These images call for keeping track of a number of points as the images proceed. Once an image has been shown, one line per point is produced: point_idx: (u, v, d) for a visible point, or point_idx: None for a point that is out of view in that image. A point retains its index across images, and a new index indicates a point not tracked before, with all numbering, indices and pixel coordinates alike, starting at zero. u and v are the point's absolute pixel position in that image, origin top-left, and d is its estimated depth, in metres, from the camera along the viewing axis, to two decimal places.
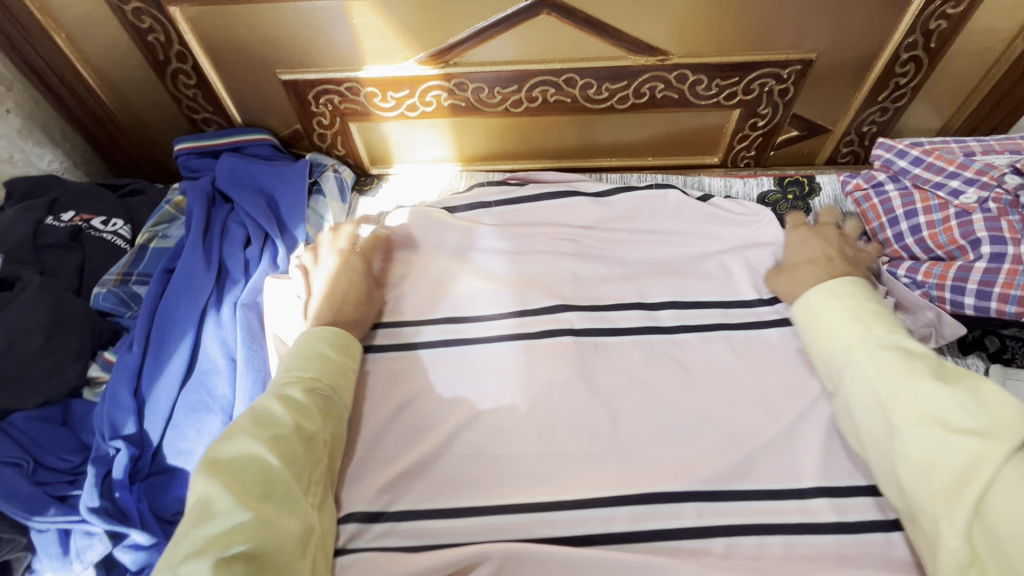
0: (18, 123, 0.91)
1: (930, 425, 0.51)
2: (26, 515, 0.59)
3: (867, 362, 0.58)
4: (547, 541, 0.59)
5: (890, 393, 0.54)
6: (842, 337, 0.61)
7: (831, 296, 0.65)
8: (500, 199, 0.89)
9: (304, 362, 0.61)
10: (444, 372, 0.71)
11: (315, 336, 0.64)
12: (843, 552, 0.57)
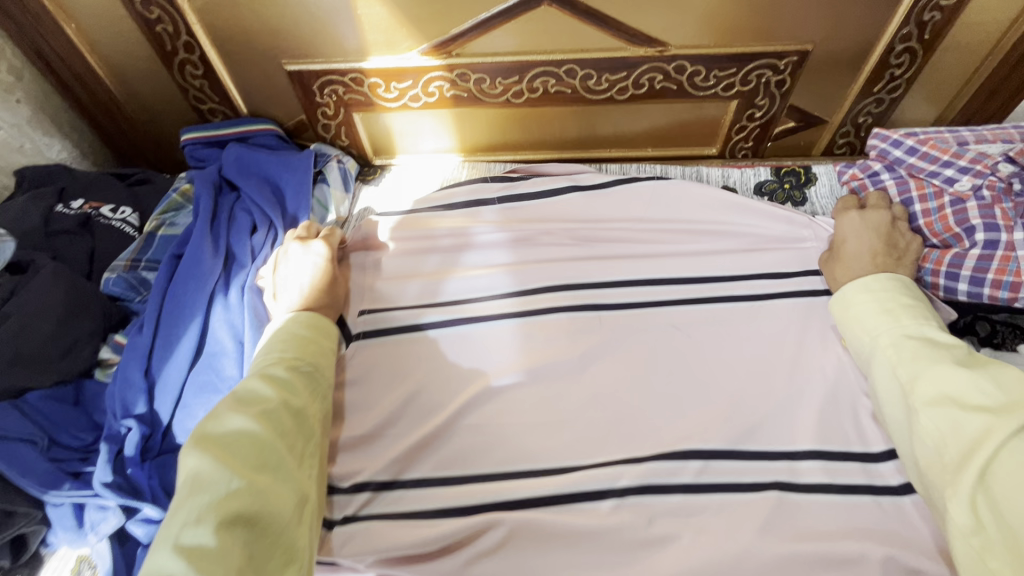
0: (28, 112, 0.92)
1: (947, 405, 0.53)
2: (41, 489, 0.61)
3: (893, 350, 0.60)
4: (541, 507, 0.62)
5: (912, 377, 0.57)
6: (871, 327, 0.64)
7: (862, 288, 0.67)
8: (501, 193, 0.91)
9: (282, 343, 0.62)
10: (444, 353, 0.75)
11: (288, 319, 0.66)
12: (828, 528, 0.60)
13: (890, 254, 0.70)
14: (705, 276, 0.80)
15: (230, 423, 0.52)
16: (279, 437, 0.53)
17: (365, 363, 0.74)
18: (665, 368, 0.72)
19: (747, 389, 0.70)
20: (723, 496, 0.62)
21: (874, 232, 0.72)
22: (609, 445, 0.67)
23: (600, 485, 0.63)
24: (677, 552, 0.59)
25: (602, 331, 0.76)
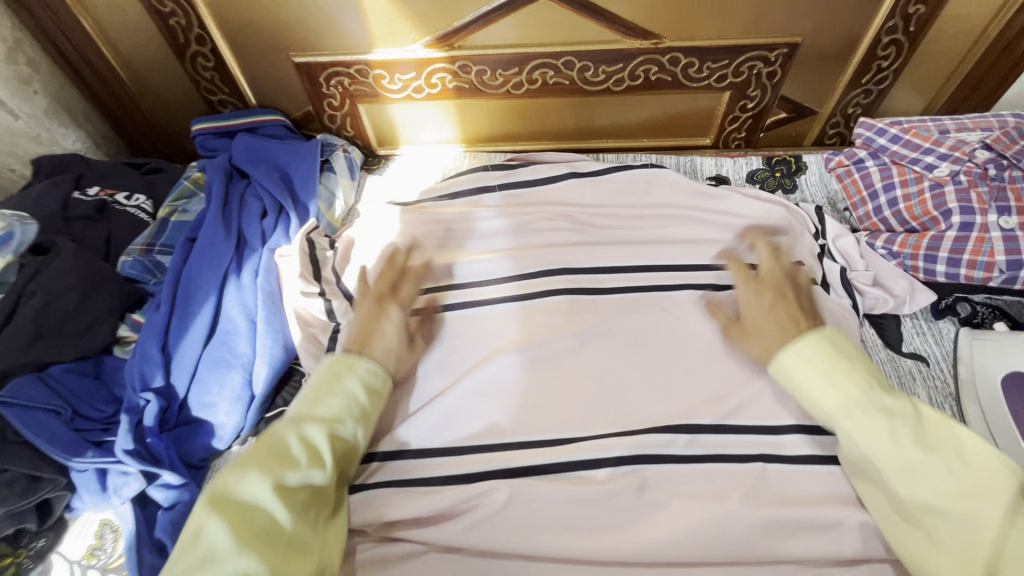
0: (45, 104, 0.96)
1: (929, 484, 0.51)
2: (65, 456, 0.64)
3: (856, 426, 0.55)
4: (538, 478, 0.66)
5: (887, 457, 0.53)
6: (821, 400, 0.58)
7: (800, 355, 0.61)
8: (502, 182, 0.94)
9: (333, 398, 0.58)
10: (448, 337, 0.78)
11: (352, 367, 0.62)
12: (806, 493, 0.64)
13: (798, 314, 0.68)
14: (697, 259, 0.83)
15: (248, 490, 0.50)
16: (298, 513, 0.51)
17: None
18: (657, 347, 0.76)
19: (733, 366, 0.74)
20: (711, 463, 0.66)
21: (778, 299, 0.69)
22: (604, 419, 0.70)
23: (597, 458, 0.67)
24: (665, 515, 0.62)
25: (598, 313, 0.79)
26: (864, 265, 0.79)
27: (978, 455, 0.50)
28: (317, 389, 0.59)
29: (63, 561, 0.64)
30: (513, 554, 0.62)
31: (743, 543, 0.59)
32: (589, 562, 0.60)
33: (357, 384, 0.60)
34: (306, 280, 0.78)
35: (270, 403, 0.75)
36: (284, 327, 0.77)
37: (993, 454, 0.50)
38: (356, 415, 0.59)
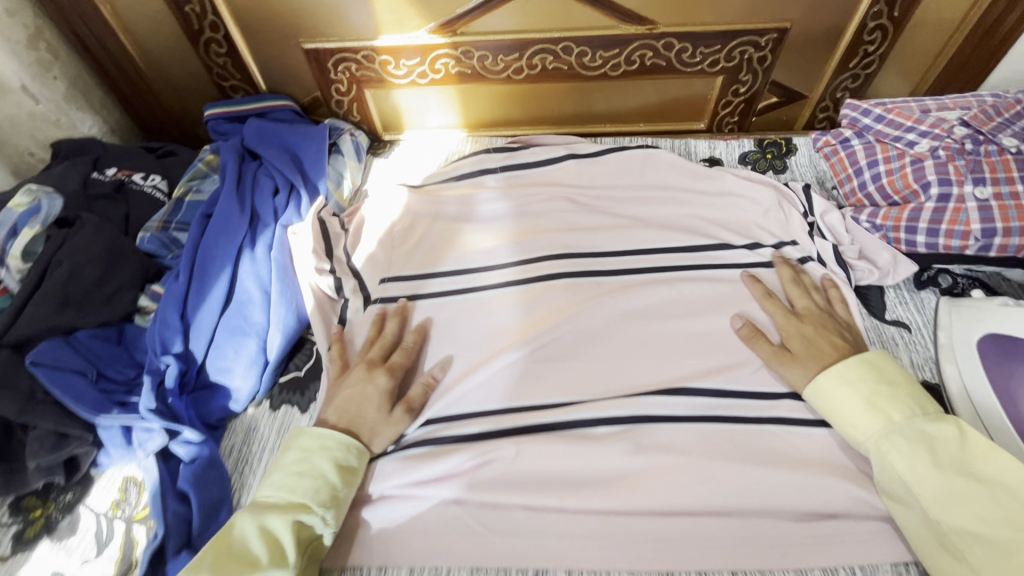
0: (64, 89, 0.99)
1: (967, 504, 0.56)
2: (92, 413, 0.68)
3: (895, 449, 0.60)
4: (538, 436, 0.70)
5: (926, 478, 0.58)
6: (862, 427, 0.63)
7: (839, 381, 0.66)
8: (503, 164, 0.98)
9: (302, 482, 0.62)
10: (453, 316, 0.81)
11: (319, 445, 0.65)
12: (790, 452, 0.68)
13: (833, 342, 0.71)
14: (690, 235, 0.87)
15: None
16: None
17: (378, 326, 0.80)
18: (654, 318, 0.79)
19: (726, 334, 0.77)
20: (704, 423, 0.69)
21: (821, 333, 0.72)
22: (602, 384, 0.74)
23: (592, 417, 0.71)
24: (659, 469, 0.66)
25: (599, 290, 0.82)
26: (849, 239, 0.83)
27: (1011, 473, 0.56)
28: (287, 474, 0.63)
29: (91, 513, 0.69)
30: (515, 505, 0.66)
31: (727, 490, 0.64)
32: (586, 509, 0.64)
33: (326, 464, 0.63)
34: (319, 257, 0.83)
35: (283, 368, 0.79)
36: (297, 298, 0.81)
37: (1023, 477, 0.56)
38: (324, 498, 0.61)
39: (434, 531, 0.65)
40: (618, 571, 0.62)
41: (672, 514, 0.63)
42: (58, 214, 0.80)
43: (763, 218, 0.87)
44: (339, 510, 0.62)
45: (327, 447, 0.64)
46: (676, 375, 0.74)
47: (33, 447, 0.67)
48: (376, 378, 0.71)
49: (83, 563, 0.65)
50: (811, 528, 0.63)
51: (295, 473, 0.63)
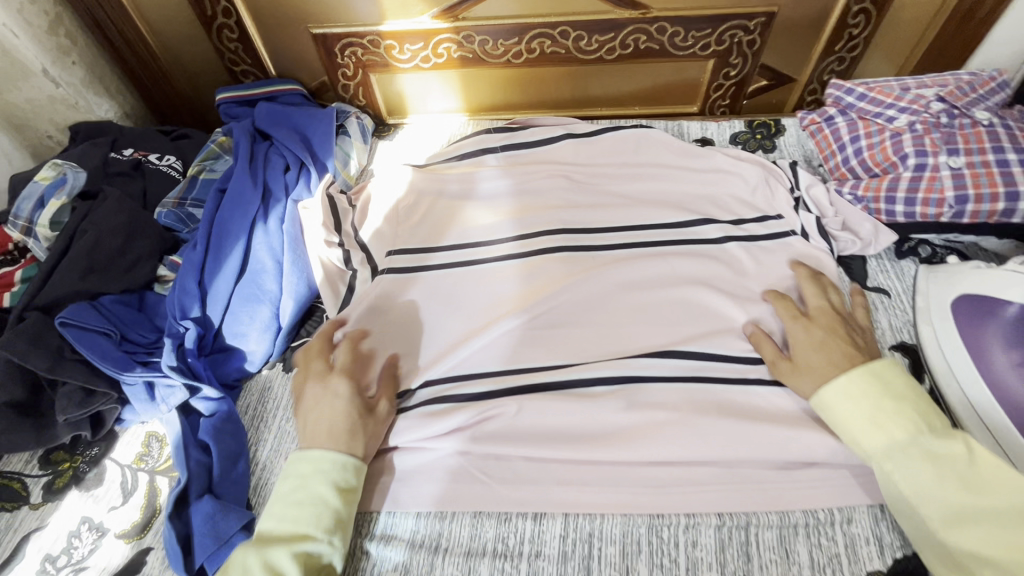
0: (81, 74, 1.03)
1: (972, 527, 0.53)
2: (116, 371, 0.72)
3: (899, 468, 0.59)
4: (536, 392, 0.73)
5: (927, 499, 0.56)
6: (866, 442, 0.61)
7: (840, 395, 0.64)
8: (504, 144, 1.02)
9: (305, 509, 0.60)
10: (454, 288, 0.85)
11: (316, 466, 0.63)
12: (776, 407, 0.71)
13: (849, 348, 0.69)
14: (681, 210, 0.91)
15: None
16: None
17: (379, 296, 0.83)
18: (647, 286, 0.83)
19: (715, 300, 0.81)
20: (693, 379, 0.73)
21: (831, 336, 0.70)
22: (598, 345, 0.78)
23: (590, 376, 0.74)
24: (651, 421, 0.70)
25: (596, 262, 0.86)
26: (834, 211, 0.87)
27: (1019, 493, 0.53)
28: (286, 503, 0.61)
29: (116, 465, 0.73)
30: (515, 456, 0.70)
31: (716, 439, 0.67)
32: (582, 458, 0.68)
33: (326, 487, 0.62)
34: (328, 230, 0.88)
35: (296, 334, 0.84)
36: (307, 269, 0.85)
37: None
38: (328, 523, 0.60)
39: (439, 480, 0.69)
40: (612, 514, 0.66)
41: (663, 461, 0.67)
42: (83, 185, 0.87)
43: (751, 195, 0.91)
44: (345, 532, 0.62)
45: (323, 470, 0.62)
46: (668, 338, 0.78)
47: (63, 403, 0.71)
48: (338, 389, 0.68)
49: (110, 510, 0.69)
50: (793, 475, 0.67)
51: (291, 503, 0.61)
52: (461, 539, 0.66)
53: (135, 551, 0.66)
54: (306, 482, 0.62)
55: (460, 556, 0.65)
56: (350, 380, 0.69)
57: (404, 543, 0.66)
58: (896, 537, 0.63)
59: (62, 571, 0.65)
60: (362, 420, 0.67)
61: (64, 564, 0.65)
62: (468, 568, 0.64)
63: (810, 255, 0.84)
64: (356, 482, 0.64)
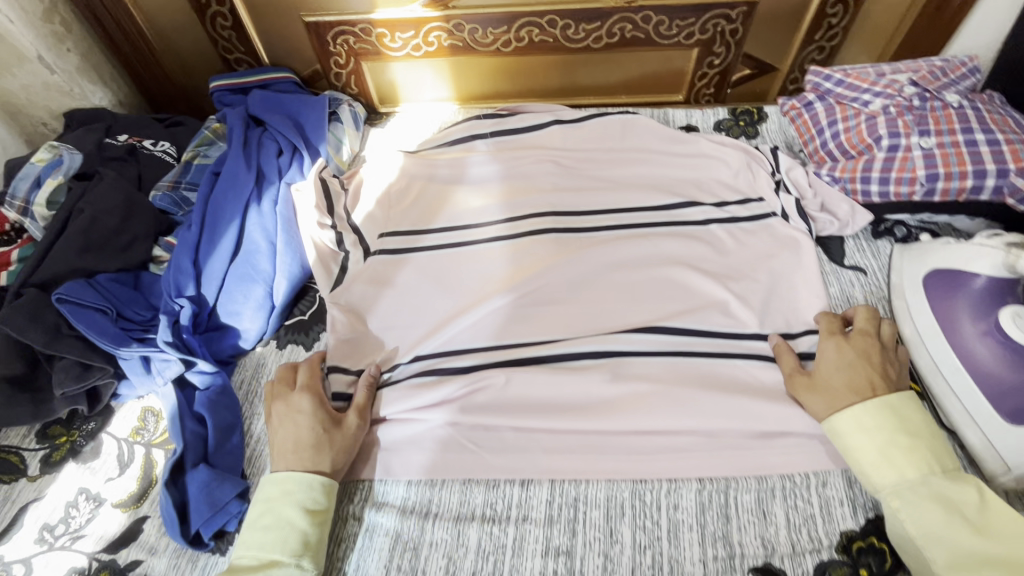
0: (76, 61, 1.05)
1: (976, 572, 0.53)
2: (114, 346, 0.74)
3: (908, 508, 0.59)
4: (523, 365, 0.75)
5: (932, 541, 0.56)
6: (876, 478, 0.61)
7: (849, 423, 0.64)
8: (493, 130, 1.04)
9: (274, 534, 0.61)
10: (442, 269, 0.86)
11: (289, 488, 0.64)
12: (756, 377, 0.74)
13: (876, 373, 0.67)
14: (666, 192, 0.93)
15: None
16: None
17: (372, 274, 0.85)
18: (633, 265, 0.85)
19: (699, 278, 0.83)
20: (677, 352, 0.75)
21: (860, 359, 0.68)
22: (586, 321, 0.79)
23: (577, 350, 0.76)
24: (635, 391, 0.72)
25: (582, 243, 0.87)
26: (813, 193, 0.90)
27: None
28: (253, 529, 0.62)
29: (112, 438, 0.75)
30: (504, 426, 0.71)
31: (697, 408, 0.70)
32: (569, 426, 0.70)
33: (295, 511, 0.62)
34: (321, 213, 0.88)
35: (289, 312, 0.86)
36: (300, 250, 0.87)
37: None
38: (295, 546, 0.60)
39: (429, 449, 0.71)
40: (597, 479, 0.68)
41: (647, 428, 0.69)
42: (78, 166, 0.90)
43: (733, 179, 0.94)
44: (315, 554, 0.62)
45: (291, 493, 0.63)
46: (653, 314, 0.79)
47: (60, 377, 0.73)
48: (301, 406, 0.69)
49: (107, 481, 0.71)
50: (773, 441, 0.69)
51: (260, 528, 0.62)
52: (451, 504, 0.68)
53: (132, 520, 0.68)
54: (276, 505, 0.63)
55: (449, 520, 0.67)
56: (313, 397, 0.70)
57: (395, 508, 0.68)
58: (869, 498, 0.66)
59: (60, 539, 0.66)
60: (330, 435, 0.67)
61: (61, 533, 0.67)
62: (457, 533, 0.66)
63: (790, 237, 0.86)
64: (327, 503, 0.64)
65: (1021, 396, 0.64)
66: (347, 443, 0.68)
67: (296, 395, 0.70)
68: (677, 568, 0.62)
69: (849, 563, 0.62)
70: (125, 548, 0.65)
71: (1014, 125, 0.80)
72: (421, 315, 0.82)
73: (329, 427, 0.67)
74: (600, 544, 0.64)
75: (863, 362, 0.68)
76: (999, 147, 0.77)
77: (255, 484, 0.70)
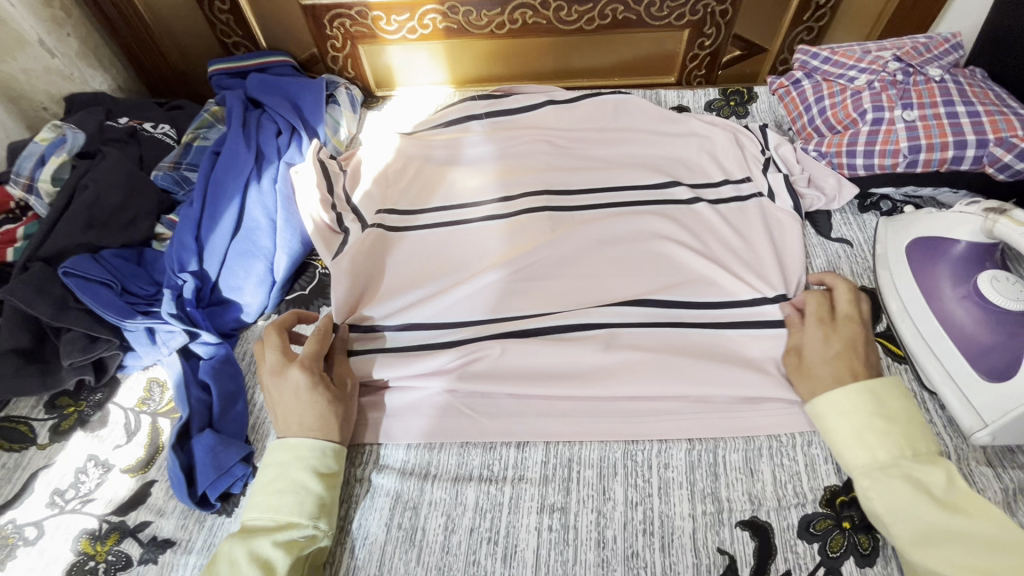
0: (76, 46, 1.06)
1: (941, 548, 0.53)
2: (119, 318, 0.76)
3: (876, 486, 0.59)
4: (518, 335, 0.76)
5: (898, 520, 0.56)
6: (847, 459, 0.62)
7: (822, 406, 0.65)
8: (487, 111, 1.06)
9: (291, 498, 0.61)
10: (439, 244, 0.87)
11: (309, 451, 0.64)
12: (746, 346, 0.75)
13: (857, 361, 0.67)
14: (658, 169, 0.95)
15: None
16: None
17: (375, 245, 0.85)
18: (625, 240, 0.86)
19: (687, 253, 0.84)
20: (669, 321, 0.77)
21: (844, 348, 0.68)
22: (579, 294, 0.80)
23: (571, 321, 0.77)
24: (627, 357, 0.73)
25: (575, 222, 0.88)
26: (802, 168, 0.93)
27: (995, 525, 0.53)
28: (268, 493, 0.62)
29: (119, 408, 0.77)
30: (500, 393, 0.73)
31: (687, 373, 0.72)
32: (562, 391, 0.71)
33: (306, 474, 0.63)
34: (322, 192, 0.90)
35: (290, 287, 0.88)
36: (300, 226, 0.89)
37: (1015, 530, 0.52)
38: (312, 510, 0.61)
39: (428, 415, 0.73)
40: (589, 441, 0.71)
41: (639, 393, 0.71)
42: (81, 145, 0.92)
43: (723, 156, 0.95)
44: (330, 516, 0.63)
45: (302, 457, 0.63)
46: (644, 288, 0.81)
47: (67, 348, 0.75)
48: (303, 382, 0.66)
49: (115, 448, 0.73)
50: (760, 404, 0.71)
51: (276, 492, 0.62)
52: (449, 466, 0.70)
53: (141, 483, 0.70)
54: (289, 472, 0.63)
55: (448, 481, 0.69)
56: (312, 369, 0.67)
57: (395, 471, 0.70)
58: None
59: (71, 502, 0.68)
60: (336, 406, 0.67)
61: (72, 497, 0.69)
62: (456, 492, 0.68)
63: (780, 220, 0.86)
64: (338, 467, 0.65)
65: (996, 356, 0.67)
66: (349, 409, 0.69)
67: (295, 372, 0.67)
68: (668, 523, 0.64)
69: (833, 516, 0.64)
70: (134, 511, 0.67)
71: (995, 99, 0.82)
72: (414, 284, 0.83)
73: (332, 399, 0.67)
74: (593, 501, 0.66)
75: (846, 351, 0.68)
76: (978, 119, 0.80)
77: (260, 448, 0.72)
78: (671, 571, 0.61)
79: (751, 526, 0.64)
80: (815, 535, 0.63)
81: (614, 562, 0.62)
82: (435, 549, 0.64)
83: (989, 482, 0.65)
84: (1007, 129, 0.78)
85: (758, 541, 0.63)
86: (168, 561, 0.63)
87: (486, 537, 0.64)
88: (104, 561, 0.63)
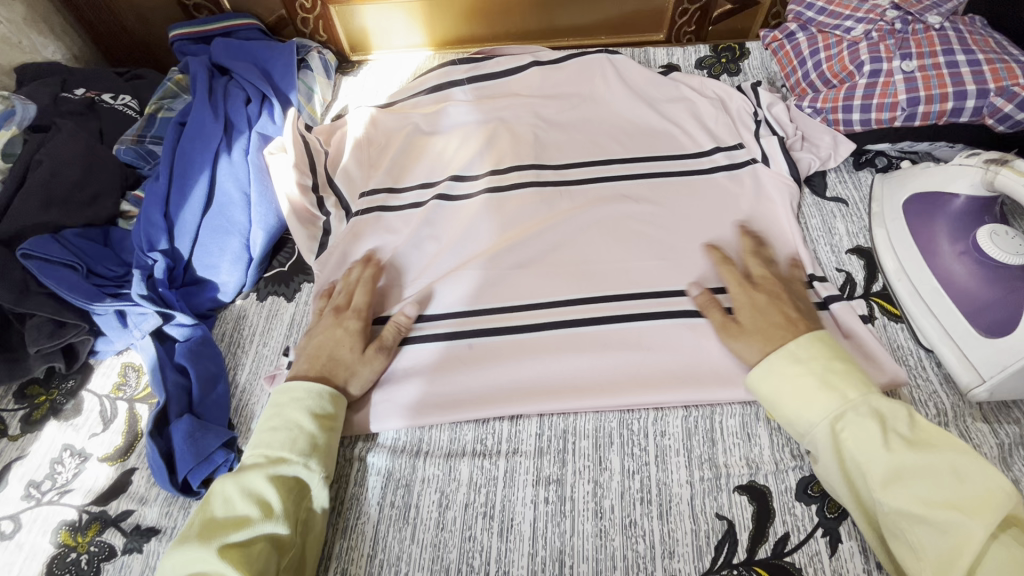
0: (22, 11, 0.99)
1: (909, 482, 0.51)
2: (86, 301, 0.72)
3: (846, 426, 0.55)
4: (503, 326, 0.73)
5: (869, 457, 0.53)
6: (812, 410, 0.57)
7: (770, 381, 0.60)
8: (469, 76, 1.01)
9: (276, 433, 0.61)
10: (424, 225, 0.82)
11: (308, 391, 0.64)
12: None
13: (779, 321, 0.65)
14: (648, 134, 0.91)
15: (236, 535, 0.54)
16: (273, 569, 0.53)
17: (357, 235, 0.81)
18: (618, 217, 0.81)
19: (678, 224, 0.80)
20: (659, 297, 0.73)
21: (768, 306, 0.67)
22: (570, 279, 0.76)
23: (563, 306, 0.74)
24: (617, 329, 0.72)
25: (565, 199, 0.84)
26: (794, 126, 0.90)
27: (963, 452, 0.51)
28: (262, 430, 0.62)
29: (94, 396, 0.73)
30: (488, 417, 0.68)
31: (679, 339, 0.70)
32: (553, 370, 0.69)
33: (307, 416, 0.62)
34: (300, 172, 0.85)
35: (267, 265, 0.84)
36: (275, 202, 0.84)
37: (987, 469, 0.49)
38: (303, 447, 0.60)
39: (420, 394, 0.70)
40: (584, 412, 0.68)
41: (631, 371, 0.69)
42: (33, 116, 0.88)
43: (711, 119, 0.92)
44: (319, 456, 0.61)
45: (300, 398, 0.63)
46: (635, 266, 0.77)
47: (33, 335, 0.71)
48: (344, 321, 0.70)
49: (91, 437, 0.70)
50: None
51: (268, 428, 0.62)
52: (442, 442, 0.68)
53: (121, 472, 0.67)
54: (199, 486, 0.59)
55: (441, 457, 0.67)
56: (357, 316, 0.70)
57: (386, 449, 0.68)
58: None
59: (47, 494, 0.65)
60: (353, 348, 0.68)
61: (49, 488, 0.66)
62: (449, 467, 0.66)
63: (773, 184, 0.83)
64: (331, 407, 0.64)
65: (995, 312, 0.65)
66: (363, 371, 0.68)
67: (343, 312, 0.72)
68: (665, 490, 0.63)
69: None
70: (115, 500, 0.65)
71: (996, 46, 0.80)
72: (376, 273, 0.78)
73: (356, 347, 0.68)
74: (590, 472, 0.65)
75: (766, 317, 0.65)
76: (979, 68, 0.77)
77: (243, 433, 0.69)
78: (669, 538, 0.60)
79: (749, 491, 0.63)
80: (813, 497, 0.62)
81: (612, 531, 0.61)
82: (430, 525, 0.62)
83: (986, 438, 0.63)
84: (1008, 77, 0.76)
85: (756, 505, 0.62)
86: (153, 550, 0.61)
87: (482, 512, 0.63)
88: (86, 552, 0.61)
